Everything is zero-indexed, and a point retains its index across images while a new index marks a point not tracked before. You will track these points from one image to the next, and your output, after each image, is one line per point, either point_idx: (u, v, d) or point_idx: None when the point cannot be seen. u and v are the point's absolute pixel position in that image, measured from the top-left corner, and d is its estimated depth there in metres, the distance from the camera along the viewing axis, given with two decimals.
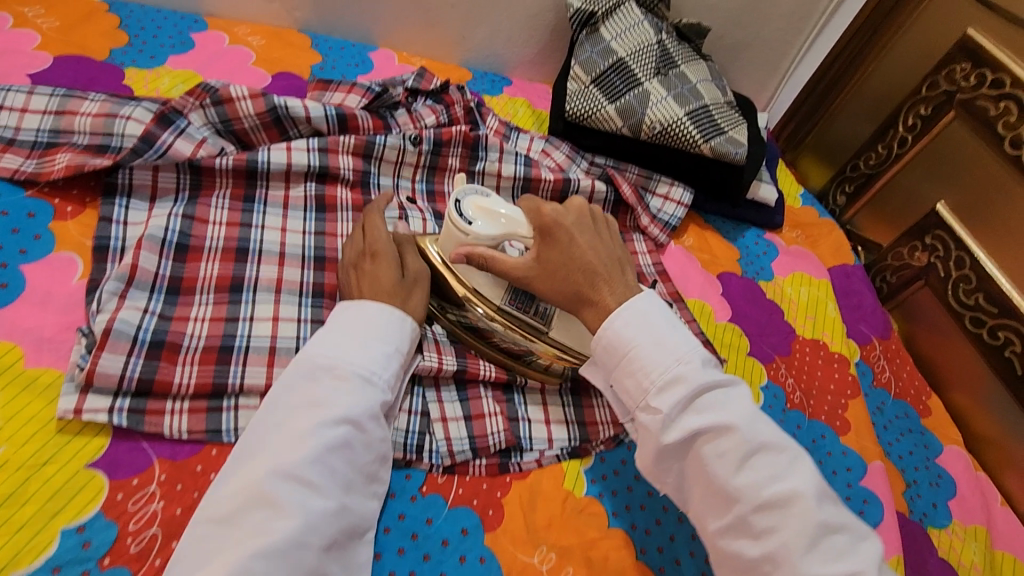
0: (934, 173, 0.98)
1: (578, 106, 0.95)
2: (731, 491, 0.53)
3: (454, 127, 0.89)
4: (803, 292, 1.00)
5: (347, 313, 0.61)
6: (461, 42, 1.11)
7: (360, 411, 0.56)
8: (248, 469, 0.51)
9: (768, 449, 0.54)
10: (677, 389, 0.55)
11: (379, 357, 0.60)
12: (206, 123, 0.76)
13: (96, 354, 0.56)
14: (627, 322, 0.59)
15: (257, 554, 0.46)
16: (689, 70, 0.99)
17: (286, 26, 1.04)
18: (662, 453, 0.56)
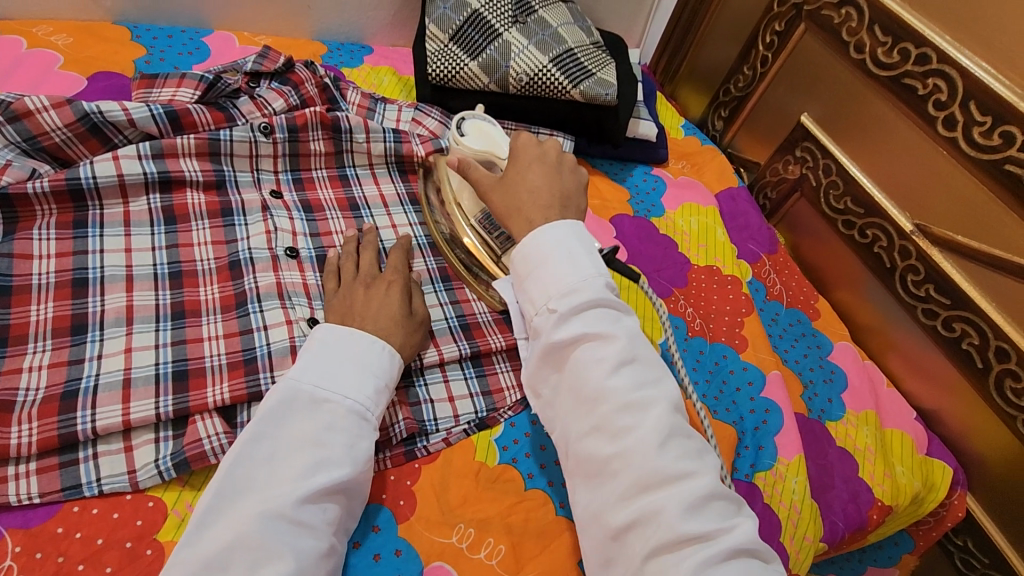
0: (796, 87, 1.01)
1: (441, 67, 0.91)
2: (599, 391, 0.52)
3: (308, 109, 0.82)
4: (693, 222, 1.02)
5: (333, 336, 0.58)
6: (307, 13, 1.02)
7: (357, 447, 0.54)
8: (233, 512, 0.48)
9: (642, 364, 0.54)
10: (575, 298, 0.56)
11: (373, 388, 0.57)
12: (8, 144, 0.66)
13: None
14: (548, 241, 0.60)
15: None
16: (548, 14, 0.96)
17: (98, 20, 0.92)
18: (549, 348, 0.55)
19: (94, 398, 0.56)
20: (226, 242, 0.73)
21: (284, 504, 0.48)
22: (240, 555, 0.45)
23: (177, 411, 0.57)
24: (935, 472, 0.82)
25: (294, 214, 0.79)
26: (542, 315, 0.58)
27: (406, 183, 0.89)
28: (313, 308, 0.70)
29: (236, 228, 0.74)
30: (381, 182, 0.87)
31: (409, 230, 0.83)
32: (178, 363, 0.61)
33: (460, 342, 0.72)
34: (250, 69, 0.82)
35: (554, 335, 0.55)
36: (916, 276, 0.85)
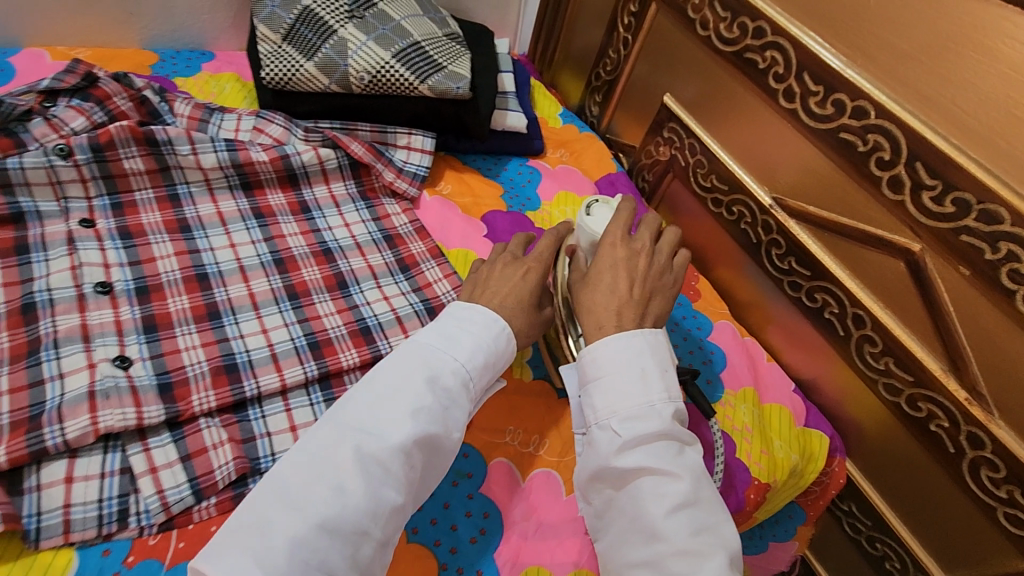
0: (657, 67, 0.99)
1: (274, 70, 0.84)
2: (657, 530, 0.51)
3: (115, 124, 0.73)
4: (569, 211, 0.99)
5: (463, 310, 0.61)
6: (131, 19, 0.93)
7: (451, 412, 0.54)
8: (340, 437, 0.50)
9: (701, 505, 0.53)
10: (642, 422, 0.55)
11: (478, 356, 0.58)
12: None
13: None
14: (617, 347, 0.59)
15: (319, 528, 0.46)
16: (390, 7, 0.89)
17: None
18: (608, 467, 0.55)
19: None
20: (20, 283, 0.65)
21: (393, 438, 0.50)
22: (333, 479, 0.48)
23: None
24: (813, 443, 0.83)
25: (110, 245, 0.71)
26: (603, 429, 0.57)
27: (251, 199, 0.82)
28: (128, 347, 0.63)
29: (34, 266, 0.66)
30: (223, 201, 0.81)
31: (251, 248, 0.77)
32: None
33: (307, 364, 0.68)
34: (43, 87, 0.73)
35: (614, 458, 0.54)
36: (778, 250, 0.85)
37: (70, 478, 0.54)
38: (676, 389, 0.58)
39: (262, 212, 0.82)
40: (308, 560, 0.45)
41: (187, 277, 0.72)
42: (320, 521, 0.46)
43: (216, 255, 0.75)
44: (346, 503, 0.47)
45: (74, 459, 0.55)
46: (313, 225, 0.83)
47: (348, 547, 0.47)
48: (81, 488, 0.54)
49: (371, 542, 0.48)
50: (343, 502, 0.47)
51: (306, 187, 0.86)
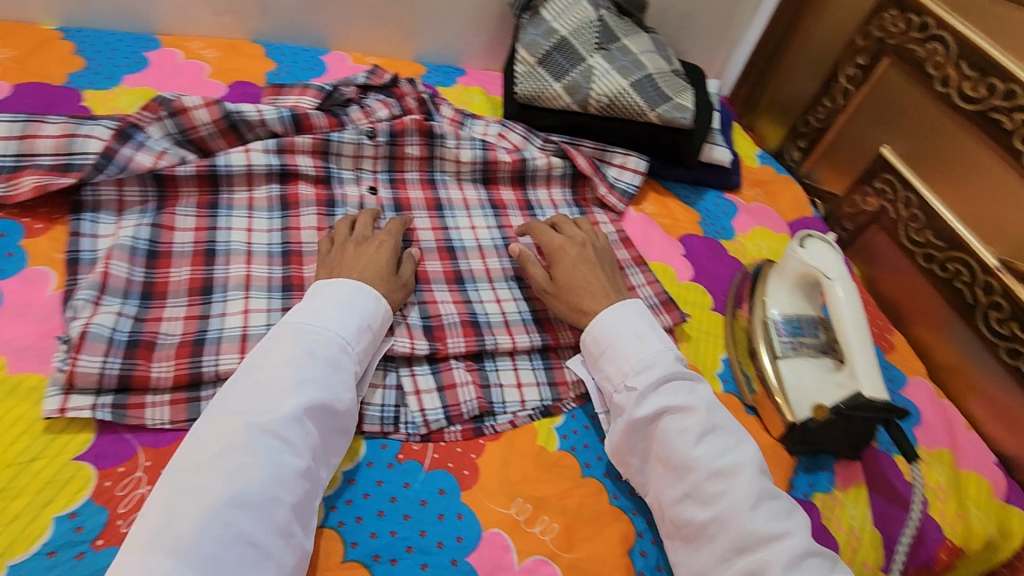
0: (878, 120, 1.02)
1: (528, 87, 0.98)
2: (689, 461, 0.61)
3: (408, 118, 0.91)
4: (763, 246, 1.03)
5: (325, 290, 0.66)
6: (412, 37, 1.14)
7: (327, 385, 0.59)
8: (227, 421, 0.54)
9: (721, 432, 0.63)
10: (652, 371, 0.67)
11: (349, 326, 0.64)
12: (165, 135, 0.79)
13: (75, 356, 0.59)
14: (614, 321, 0.72)
15: (231, 501, 0.49)
16: (631, 42, 1.00)
17: (240, 38, 1.05)
18: (635, 422, 0.65)
19: (217, 347, 0.65)
20: (328, 229, 0.82)
21: (236, 436, 0.53)
22: (233, 460, 0.51)
23: None
24: (1016, 521, 0.77)
25: (387, 211, 0.87)
26: (621, 392, 0.68)
27: (488, 191, 0.96)
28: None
29: (337, 217, 0.83)
30: (467, 189, 0.95)
31: (487, 232, 0.90)
32: None
33: (531, 333, 0.78)
34: (362, 82, 0.93)
35: (637, 411, 0.65)
36: (999, 313, 0.83)
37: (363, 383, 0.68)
38: (672, 343, 0.72)
39: (497, 203, 0.95)
40: (221, 534, 0.48)
41: (441, 246, 0.85)
42: (230, 498, 0.50)
43: (461, 232, 0.88)
44: (250, 479, 0.51)
45: None
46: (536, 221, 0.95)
47: (259, 516, 0.50)
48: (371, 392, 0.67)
49: (283, 507, 0.52)
50: (246, 479, 0.51)
51: (531, 188, 0.98)
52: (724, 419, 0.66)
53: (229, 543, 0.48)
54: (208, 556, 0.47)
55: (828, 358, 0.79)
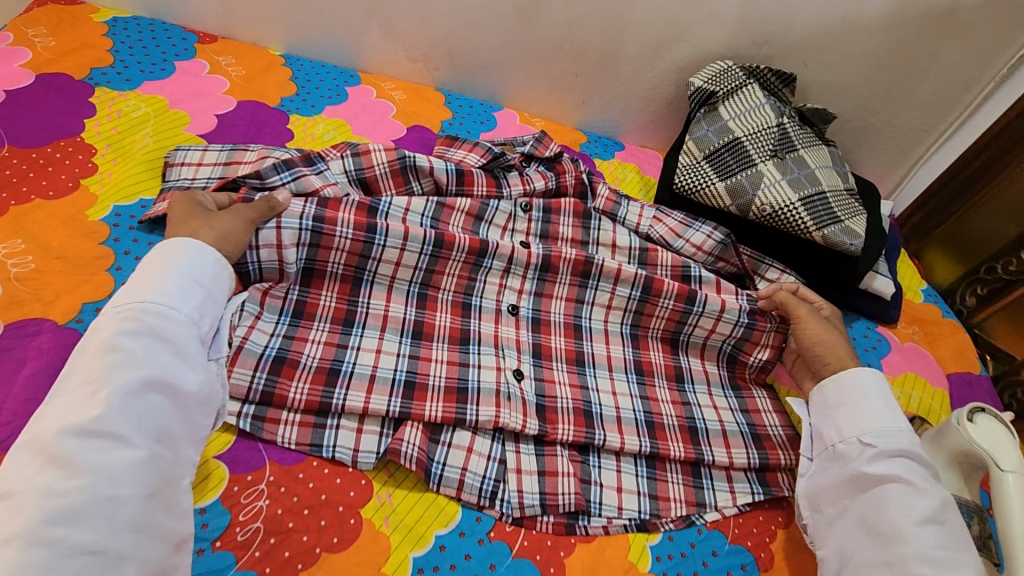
0: None
1: (687, 180, 0.97)
2: (905, 534, 0.61)
3: (564, 199, 0.94)
4: (914, 398, 0.92)
5: (150, 260, 0.60)
6: (579, 107, 1.16)
7: (162, 362, 0.54)
8: (28, 439, 0.48)
9: (952, 530, 0.62)
10: (893, 439, 0.67)
11: (176, 289, 0.58)
12: (344, 171, 0.85)
13: (230, 367, 0.66)
14: (866, 380, 0.72)
15: (51, 519, 0.44)
16: (808, 154, 0.96)
17: (425, 84, 1.14)
18: (861, 474, 0.67)
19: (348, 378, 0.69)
20: (467, 279, 0.82)
21: (48, 446, 0.47)
22: (40, 483, 0.45)
23: (401, 413, 0.67)
24: None
25: (529, 270, 0.84)
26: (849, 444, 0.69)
27: (637, 261, 0.91)
28: (521, 363, 0.78)
29: None
30: (619, 260, 0.90)
31: None
32: (410, 374, 0.72)
33: (642, 437, 0.75)
34: (526, 151, 0.99)
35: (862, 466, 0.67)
36: None
37: (470, 449, 0.68)
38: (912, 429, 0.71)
39: (651, 285, 0.84)
40: (48, 552, 0.43)
41: (569, 323, 0.85)
42: (52, 512, 0.44)
43: (591, 312, 0.86)
44: (66, 491, 0.45)
45: (474, 436, 0.69)
46: (688, 289, 0.88)
47: (101, 522, 0.46)
48: (476, 461, 0.68)
49: (127, 502, 0.48)
50: (67, 488, 0.45)
51: (694, 286, 0.90)
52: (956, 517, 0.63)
53: (68, 557, 0.44)
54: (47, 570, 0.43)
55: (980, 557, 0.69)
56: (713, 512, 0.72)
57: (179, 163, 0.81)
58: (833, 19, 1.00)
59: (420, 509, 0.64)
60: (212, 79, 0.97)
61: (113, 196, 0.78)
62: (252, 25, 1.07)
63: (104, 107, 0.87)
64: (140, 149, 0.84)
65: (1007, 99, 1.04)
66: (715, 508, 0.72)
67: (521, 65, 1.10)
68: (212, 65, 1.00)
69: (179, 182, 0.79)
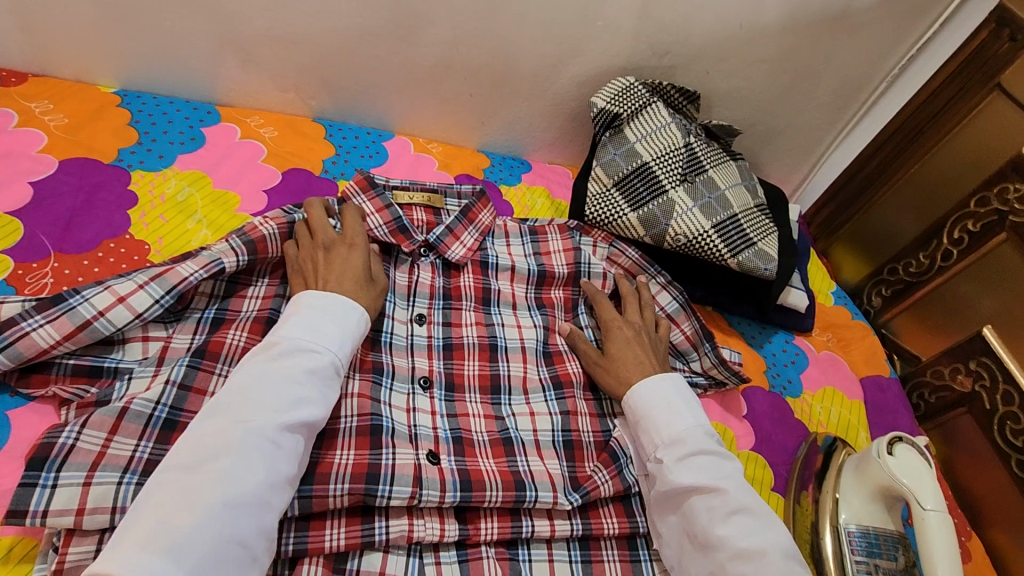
0: (995, 287, 0.91)
1: (599, 210, 0.91)
2: (714, 539, 0.63)
3: (465, 281, 0.85)
4: (833, 412, 0.93)
5: (317, 299, 0.66)
6: (479, 128, 1.06)
7: (322, 400, 0.60)
8: (221, 424, 0.55)
9: (752, 511, 0.64)
10: (679, 448, 0.68)
11: (338, 339, 0.64)
12: (210, 296, 0.73)
13: (66, 546, 0.53)
14: (647, 392, 0.73)
15: (227, 503, 0.51)
16: (718, 174, 0.92)
17: (300, 113, 0.99)
18: (666, 492, 0.67)
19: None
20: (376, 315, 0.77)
21: (230, 439, 0.54)
22: (226, 465, 0.52)
23: (296, 551, 0.58)
24: None
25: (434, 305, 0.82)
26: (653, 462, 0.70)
27: (543, 315, 0.85)
28: (436, 420, 0.71)
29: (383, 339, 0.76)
30: (525, 350, 0.81)
31: (532, 332, 0.83)
32: None
33: (569, 491, 0.69)
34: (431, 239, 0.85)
35: (663, 485, 0.67)
36: None
37: (382, 572, 0.60)
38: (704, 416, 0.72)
39: (561, 381, 0.80)
40: (218, 536, 0.50)
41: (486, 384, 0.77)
42: (227, 499, 0.51)
43: (518, 422, 0.75)
44: (245, 483, 0.52)
45: (386, 554, 0.61)
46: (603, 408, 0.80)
47: (252, 523, 0.51)
48: None
49: (272, 511, 0.53)
50: (243, 481, 0.52)
51: None
52: (755, 496, 0.66)
53: (222, 543, 0.50)
54: (206, 557, 0.49)
55: None
56: None
57: None
58: (732, 27, 0.95)
59: None
60: (24, 134, 0.80)
61: None
62: (72, 57, 0.88)
63: None
64: None
65: (902, 97, 1.04)
66: None
67: (408, 86, 0.98)
68: (23, 115, 0.82)
69: None
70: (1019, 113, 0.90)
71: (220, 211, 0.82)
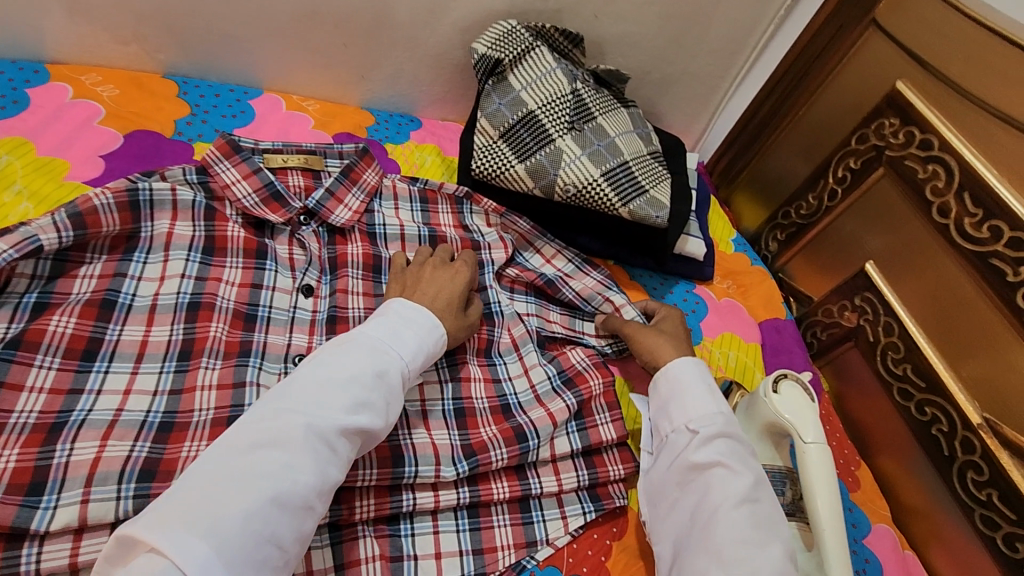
0: (873, 221, 0.93)
1: (485, 164, 0.87)
2: (721, 518, 0.59)
3: (351, 248, 0.80)
4: (731, 356, 0.94)
5: (408, 308, 0.63)
6: (359, 83, 0.98)
7: (383, 411, 0.57)
8: (282, 414, 0.52)
9: (766, 503, 0.61)
10: (715, 421, 0.66)
11: (412, 348, 0.61)
12: (31, 276, 0.64)
13: None
14: (696, 366, 0.71)
15: (273, 500, 0.48)
16: (607, 121, 0.89)
17: (148, 70, 0.88)
18: (686, 462, 0.64)
19: (66, 468, 0.54)
20: (251, 288, 0.72)
21: (287, 430, 0.51)
22: (284, 457, 0.50)
23: None
24: None
25: (322, 277, 0.77)
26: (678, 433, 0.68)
27: None
28: None
29: (259, 317, 0.70)
30: None
31: None
32: (140, 494, 0.55)
33: (458, 461, 0.65)
34: (309, 204, 0.79)
35: (687, 455, 0.65)
36: (978, 475, 0.76)
37: None
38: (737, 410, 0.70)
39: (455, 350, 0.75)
40: (260, 533, 0.46)
41: None
42: (276, 495, 0.48)
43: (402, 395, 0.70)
44: (296, 480, 0.49)
45: None
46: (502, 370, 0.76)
47: (292, 525, 0.49)
48: None
49: (312, 517, 0.51)
50: (295, 479, 0.49)
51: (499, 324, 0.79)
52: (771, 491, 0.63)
53: (262, 544, 0.47)
54: (242, 557, 0.45)
55: (793, 523, 0.71)
56: (545, 547, 0.67)
57: None
58: None
59: None
60: None
61: None
62: None
63: None
64: None
65: (789, 39, 1.04)
66: (547, 542, 0.67)
67: (270, 36, 0.88)
68: None
69: None
70: (894, 49, 0.90)
71: (45, 180, 0.72)
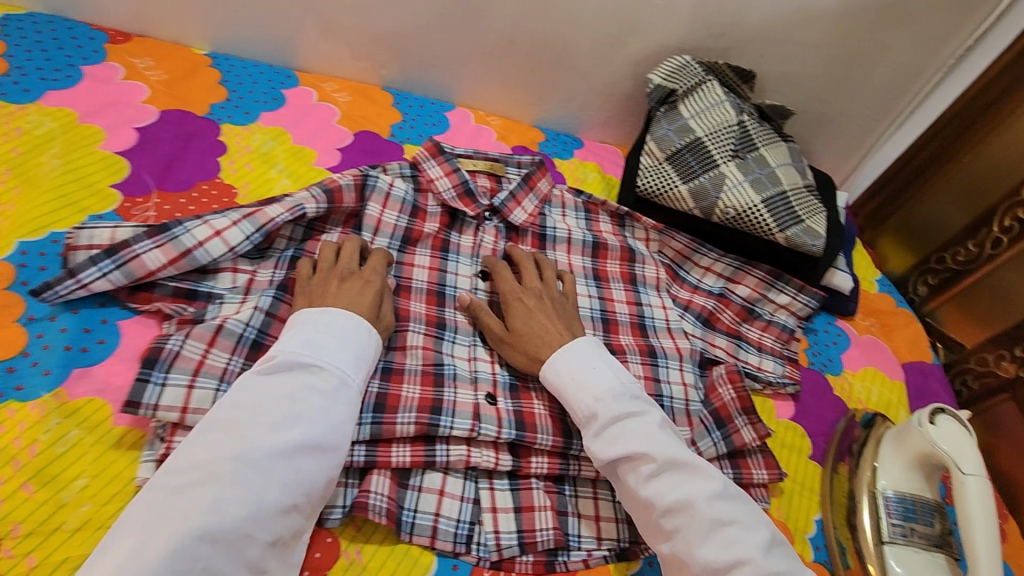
0: None
1: (651, 183, 0.95)
2: (670, 521, 0.59)
3: (522, 249, 0.91)
4: (874, 391, 0.95)
5: (314, 315, 0.63)
6: (536, 104, 1.11)
7: (320, 433, 0.56)
8: (220, 438, 0.53)
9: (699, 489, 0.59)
10: (592, 424, 0.64)
11: (351, 360, 0.61)
12: (288, 239, 0.79)
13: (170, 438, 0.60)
14: (568, 355, 0.69)
15: (203, 536, 0.47)
16: (768, 152, 0.95)
17: (371, 83, 1.06)
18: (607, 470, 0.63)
19: None
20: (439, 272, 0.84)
21: (219, 465, 0.51)
22: (212, 492, 0.49)
23: (366, 463, 0.63)
24: None
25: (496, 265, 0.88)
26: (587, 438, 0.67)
27: (599, 288, 0.90)
28: (496, 367, 0.75)
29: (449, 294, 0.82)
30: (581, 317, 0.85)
31: (586, 300, 0.88)
32: (374, 422, 0.64)
33: None
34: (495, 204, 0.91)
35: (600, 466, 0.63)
36: None
37: (442, 491, 0.66)
38: (623, 376, 0.67)
39: (613, 348, 0.83)
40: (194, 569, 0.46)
41: None
42: (201, 533, 0.47)
43: None
44: (224, 514, 0.49)
45: (445, 476, 0.67)
46: (656, 371, 0.82)
47: (232, 556, 0.49)
48: (449, 504, 0.65)
49: (256, 544, 0.50)
50: (223, 514, 0.49)
51: (653, 337, 0.87)
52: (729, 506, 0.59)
53: None
54: None
55: (940, 554, 0.72)
56: None
57: (79, 245, 0.67)
58: (790, 10, 0.98)
59: (392, 562, 0.61)
60: (129, 85, 0.88)
61: (18, 231, 0.69)
62: (172, 20, 0.95)
63: (2, 124, 0.78)
64: (49, 173, 0.75)
65: (956, 87, 1.05)
66: None
67: (473, 60, 1.03)
68: (128, 69, 0.90)
69: (61, 282, 0.65)
70: None
71: (300, 165, 0.89)
